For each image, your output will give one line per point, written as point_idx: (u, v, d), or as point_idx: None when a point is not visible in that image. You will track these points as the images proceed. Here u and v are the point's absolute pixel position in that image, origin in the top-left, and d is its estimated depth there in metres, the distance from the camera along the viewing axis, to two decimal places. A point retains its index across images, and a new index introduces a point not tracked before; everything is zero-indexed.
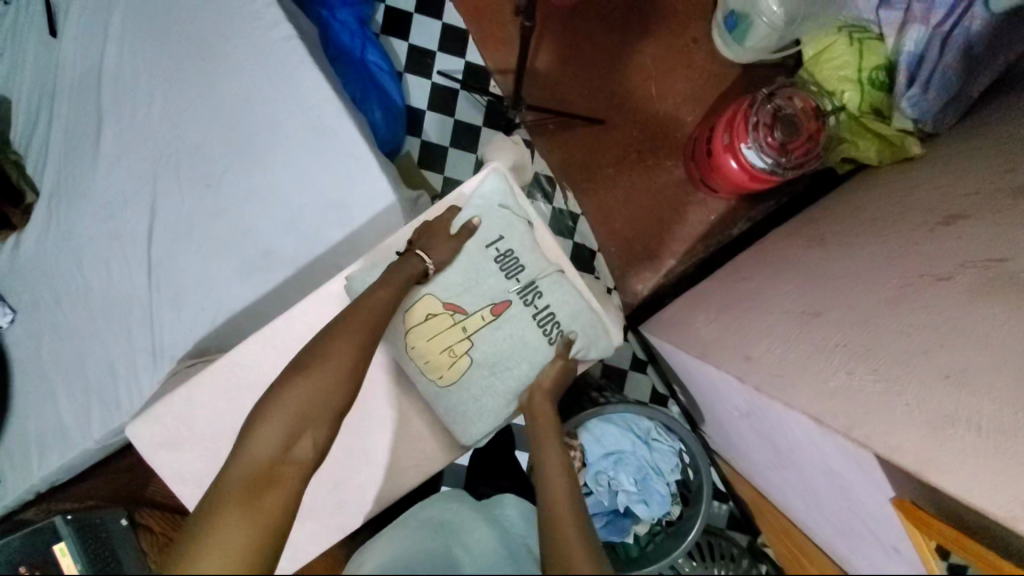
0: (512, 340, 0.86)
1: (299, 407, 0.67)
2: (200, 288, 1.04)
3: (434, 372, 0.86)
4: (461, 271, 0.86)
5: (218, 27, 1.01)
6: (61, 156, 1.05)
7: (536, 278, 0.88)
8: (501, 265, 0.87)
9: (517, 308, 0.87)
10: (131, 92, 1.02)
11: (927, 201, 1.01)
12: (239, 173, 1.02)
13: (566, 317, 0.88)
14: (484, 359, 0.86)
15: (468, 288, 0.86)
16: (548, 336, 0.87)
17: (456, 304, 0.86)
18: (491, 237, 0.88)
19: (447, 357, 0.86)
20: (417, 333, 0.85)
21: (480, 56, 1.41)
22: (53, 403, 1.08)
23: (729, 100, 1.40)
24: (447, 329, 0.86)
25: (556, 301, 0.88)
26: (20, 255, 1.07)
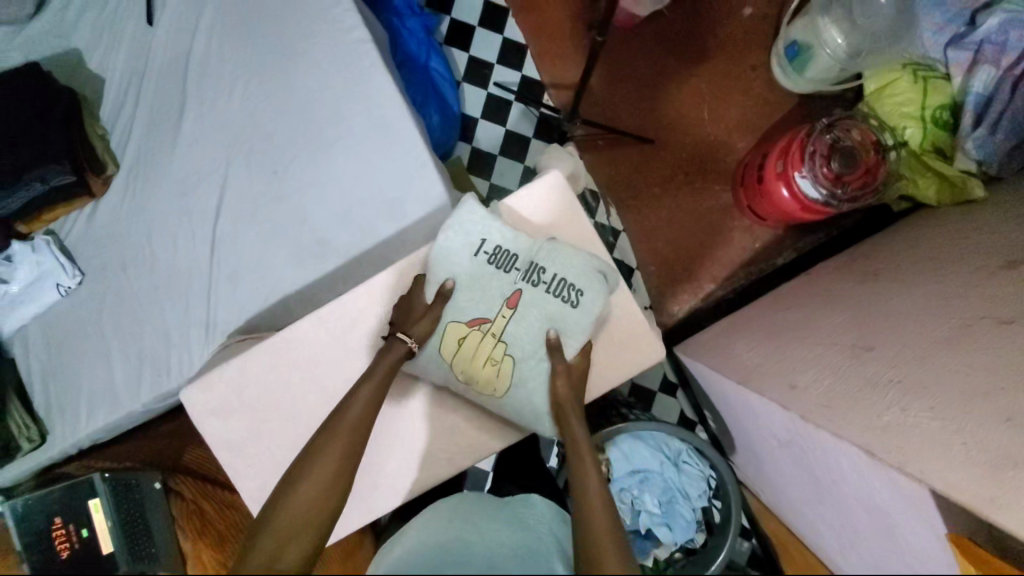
0: (540, 322, 0.83)
1: (289, 522, 0.65)
2: (257, 268, 1.09)
3: (488, 388, 0.85)
4: (462, 284, 0.85)
5: (298, 26, 1.07)
6: (143, 134, 1.12)
7: (533, 257, 0.85)
8: (496, 263, 0.85)
9: (529, 292, 0.84)
10: (214, 81, 1.09)
11: (986, 244, 0.99)
12: (304, 163, 1.07)
13: (574, 276, 0.84)
14: (526, 364, 0.84)
15: (473, 300, 0.84)
16: (570, 300, 0.83)
17: (479, 316, 0.84)
18: (475, 242, 0.86)
19: (491, 368, 0.84)
20: (459, 354, 0.84)
21: (537, 70, 1.45)
22: (108, 364, 1.14)
23: (782, 129, 1.40)
24: (483, 343, 0.84)
25: (562, 262, 0.84)
26: (95, 223, 1.14)
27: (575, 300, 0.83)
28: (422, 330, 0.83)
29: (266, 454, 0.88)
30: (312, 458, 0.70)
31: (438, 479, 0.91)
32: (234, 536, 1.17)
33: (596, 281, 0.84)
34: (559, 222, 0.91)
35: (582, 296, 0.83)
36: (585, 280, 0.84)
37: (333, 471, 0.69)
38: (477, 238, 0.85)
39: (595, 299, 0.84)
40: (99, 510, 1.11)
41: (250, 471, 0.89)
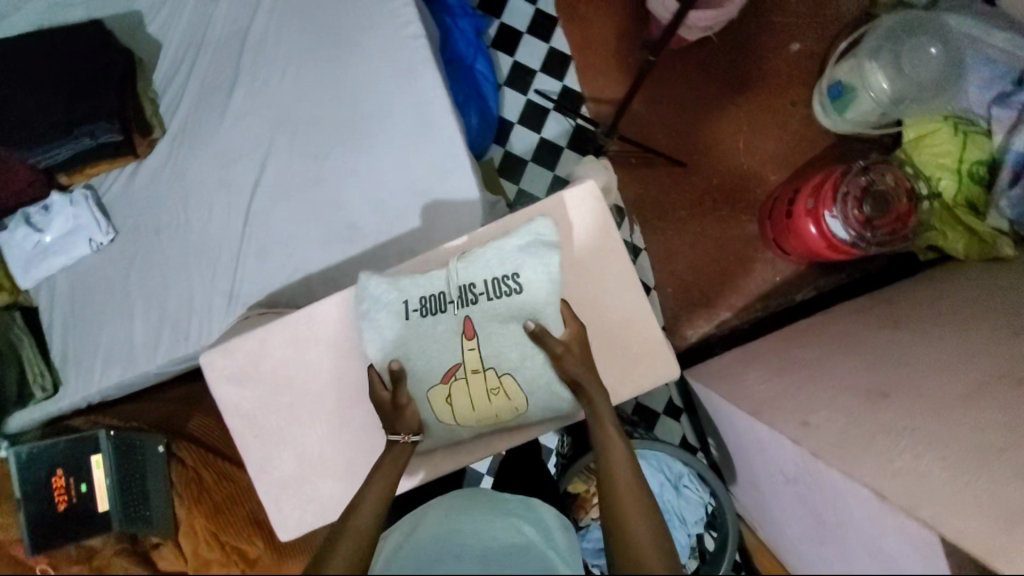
0: (509, 330, 0.82)
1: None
2: (285, 246, 1.10)
3: (508, 409, 0.83)
4: (406, 347, 0.84)
5: (357, 15, 1.09)
6: (192, 102, 1.14)
7: (458, 282, 0.84)
8: (432, 312, 0.84)
9: (476, 311, 0.83)
10: (269, 59, 1.11)
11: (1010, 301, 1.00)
12: (345, 148, 1.09)
13: (500, 269, 0.83)
14: (523, 373, 0.82)
15: (426, 353, 0.83)
16: (512, 288, 0.82)
17: (451, 367, 0.82)
18: (400, 307, 0.84)
19: (497, 395, 0.82)
20: (457, 412, 0.83)
21: (579, 82, 1.47)
22: (128, 323, 1.15)
23: (816, 167, 1.40)
24: (472, 386, 0.82)
25: (485, 265, 0.84)
26: (133, 184, 1.16)
27: (519, 284, 0.82)
28: (408, 420, 0.82)
29: (276, 427, 0.89)
30: (358, 504, 0.71)
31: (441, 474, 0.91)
32: (230, 508, 1.20)
33: (525, 256, 0.82)
34: (587, 232, 0.88)
35: (518, 276, 0.82)
36: (511, 263, 0.83)
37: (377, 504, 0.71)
38: (403, 304, 0.84)
39: (543, 266, 0.82)
40: (100, 468, 1.16)
41: (258, 443, 0.90)
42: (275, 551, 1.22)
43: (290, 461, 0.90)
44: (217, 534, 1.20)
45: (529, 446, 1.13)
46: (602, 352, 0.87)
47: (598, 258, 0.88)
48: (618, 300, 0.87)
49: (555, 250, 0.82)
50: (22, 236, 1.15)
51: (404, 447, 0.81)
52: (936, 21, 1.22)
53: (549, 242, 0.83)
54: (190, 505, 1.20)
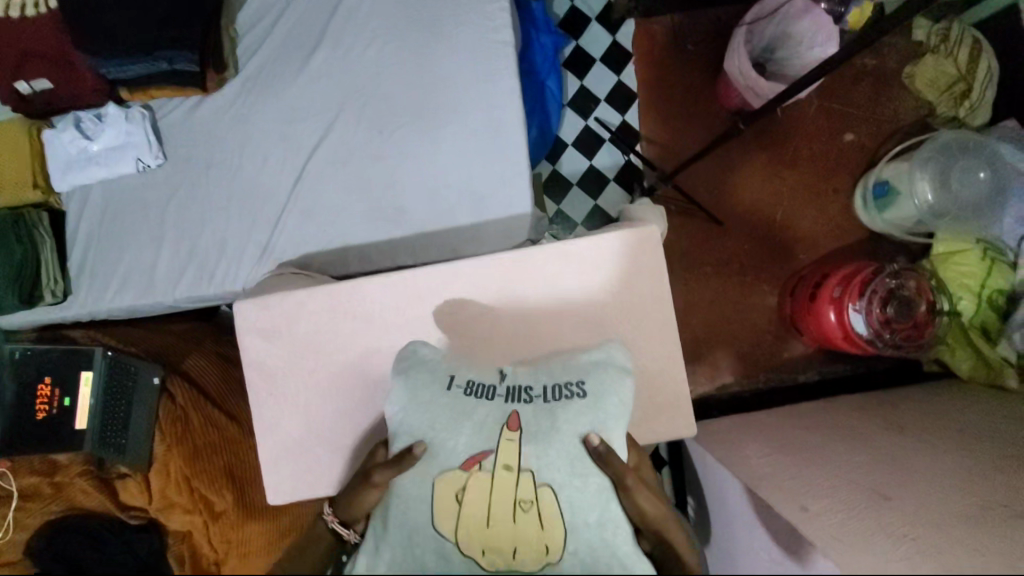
0: (560, 433, 0.76)
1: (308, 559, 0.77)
2: (330, 213, 1.11)
3: (528, 544, 0.71)
4: (444, 421, 0.78)
5: (455, 10, 1.11)
6: (273, 52, 1.15)
7: (513, 376, 0.83)
8: (477, 395, 0.80)
9: (527, 410, 0.79)
10: (359, 29, 1.13)
11: (1000, 436, 1.07)
12: (412, 133, 1.10)
13: (561, 376, 0.82)
14: (563, 487, 0.74)
15: (470, 438, 0.76)
16: (574, 394, 0.79)
17: (478, 453, 0.75)
18: (446, 380, 0.82)
19: (524, 517, 0.72)
20: (462, 516, 0.72)
21: (639, 120, 1.47)
22: (155, 252, 1.15)
23: (844, 256, 1.44)
24: (497, 486, 0.73)
25: (549, 370, 0.83)
26: (195, 116, 1.15)
27: (581, 392, 0.79)
28: (354, 507, 0.78)
29: (293, 391, 0.92)
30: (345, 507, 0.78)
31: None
32: (210, 455, 1.20)
33: (593, 369, 0.81)
34: (640, 274, 0.91)
35: (584, 383, 0.80)
36: (576, 371, 0.82)
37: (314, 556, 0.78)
38: (449, 376, 0.82)
39: (609, 382, 0.80)
40: (88, 384, 1.17)
41: (272, 401, 0.92)
42: (242, 509, 1.21)
43: (297, 427, 0.92)
44: (190, 478, 1.19)
45: None
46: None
47: (641, 300, 0.91)
48: (646, 347, 0.90)
49: (626, 373, 0.81)
50: (68, 139, 1.13)
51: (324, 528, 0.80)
52: (987, 146, 1.27)
53: (620, 367, 0.82)
54: (170, 443, 1.19)
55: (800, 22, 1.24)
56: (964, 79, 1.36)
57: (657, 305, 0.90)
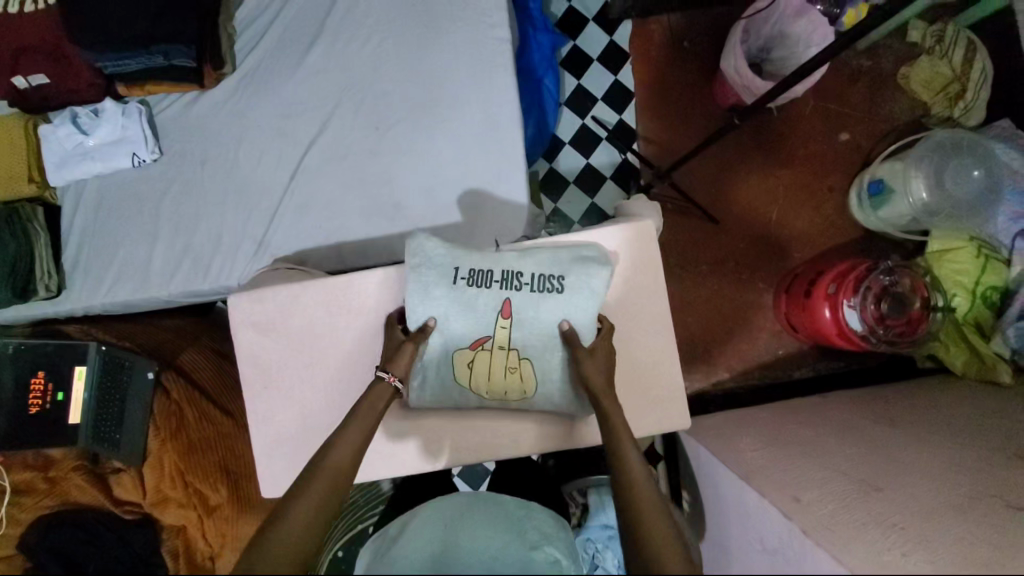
0: (542, 319, 0.86)
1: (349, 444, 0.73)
2: (326, 208, 1.11)
3: (517, 392, 0.88)
4: (447, 309, 0.86)
5: (451, 6, 1.11)
6: (270, 48, 1.15)
7: (509, 265, 0.88)
8: (477, 284, 0.87)
9: (519, 297, 0.86)
10: (356, 25, 1.13)
11: (987, 430, 1.08)
12: (409, 128, 1.11)
13: (549, 267, 0.87)
14: (539, 357, 0.87)
15: (467, 322, 0.86)
16: (556, 288, 0.86)
17: (480, 337, 0.87)
18: (450, 272, 0.87)
19: (513, 376, 0.87)
20: (473, 378, 0.87)
21: (635, 118, 1.47)
22: (151, 246, 1.15)
23: (840, 254, 1.44)
24: (495, 356, 0.87)
25: (538, 261, 0.88)
26: (191, 111, 1.15)
27: (562, 285, 0.86)
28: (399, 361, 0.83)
29: (288, 385, 0.92)
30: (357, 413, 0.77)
31: (427, 466, 0.92)
32: (205, 451, 1.21)
33: (576, 266, 0.87)
34: (635, 269, 0.91)
35: (565, 280, 0.86)
36: (561, 265, 0.87)
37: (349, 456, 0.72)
38: (451, 269, 0.87)
39: (588, 281, 0.86)
40: (82, 379, 1.16)
41: (265, 395, 0.92)
42: (237, 503, 1.21)
43: (291, 421, 0.92)
44: (183, 473, 1.19)
45: (518, 459, 1.29)
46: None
47: (637, 295, 0.91)
48: (639, 341, 0.91)
49: (605, 271, 0.86)
50: (64, 134, 1.12)
51: (386, 387, 0.81)
52: (980, 144, 1.28)
53: (599, 261, 0.87)
54: (166, 442, 1.19)
55: (795, 23, 1.24)
56: (959, 79, 1.36)
57: (650, 298, 0.91)
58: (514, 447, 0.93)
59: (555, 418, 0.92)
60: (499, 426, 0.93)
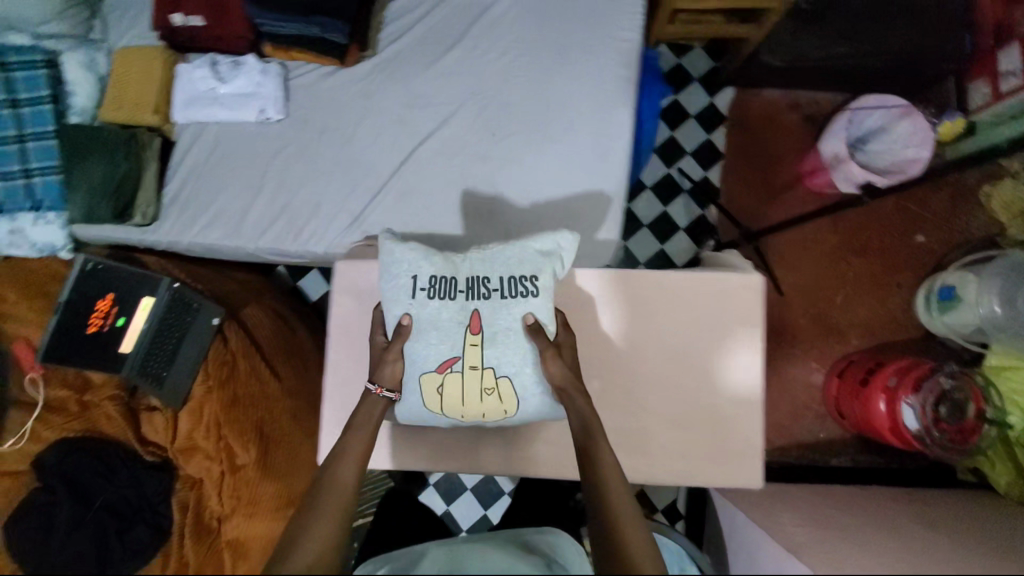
0: (511, 326, 0.88)
1: (353, 454, 0.79)
2: (426, 198, 1.15)
3: (496, 412, 0.89)
4: (409, 332, 0.88)
5: (589, 38, 1.16)
6: (411, 43, 1.20)
7: (471, 273, 0.89)
8: (441, 295, 0.88)
9: (486, 308, 0.88)
10: (495, 39, 1.18)
11: None
12: (522, 141, 1.14)
13: (516, 270, 0.88)
14: (515, 373, 0.88)
15: (434, 341, 0.88)
16: (528, 289, 0.87)
17: (448, 359, 0.88)
18: (410, 284, 0.89)
19: (490, 396, 0.88)
20: (447, 402, 0.89)
21: (720, 177, 1.49)
22: (252, 197, 1.18)
23: (896, 350, 1.45)
24: (468, 379, 0.88)
25: (505, 265, 0.89)
26: (322, 84, 1.20)
27: (534, 287, 0.88)
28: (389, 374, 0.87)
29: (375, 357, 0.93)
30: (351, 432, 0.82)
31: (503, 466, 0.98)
32: (246, 406, 1.20)
33: (543, 262, 0.89)
34: (734, 317, 0.91)
35: (536, 282, 0.88)
36: (530, 266, 0.88)
37: (332, 527, 0.71)
38: (411, 280, 0.89)
39: (553, 273, 0.89)
40: (148, 309, 1.18)
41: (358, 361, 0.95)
42: (261, 469, 1.19)
43: None
44: (221, 426, 1.17)
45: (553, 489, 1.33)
46: (671, 431, 0.90)
47: (736, 346, 0.91)
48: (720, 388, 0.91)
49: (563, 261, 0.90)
50: (199, 77, 1.17)
51: (379, 400, 0.85)
52: None
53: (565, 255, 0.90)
54: (211, 383, 1.18)
55: (900, 123, 1.31)
56: None
57: (742, 350, 0.90)
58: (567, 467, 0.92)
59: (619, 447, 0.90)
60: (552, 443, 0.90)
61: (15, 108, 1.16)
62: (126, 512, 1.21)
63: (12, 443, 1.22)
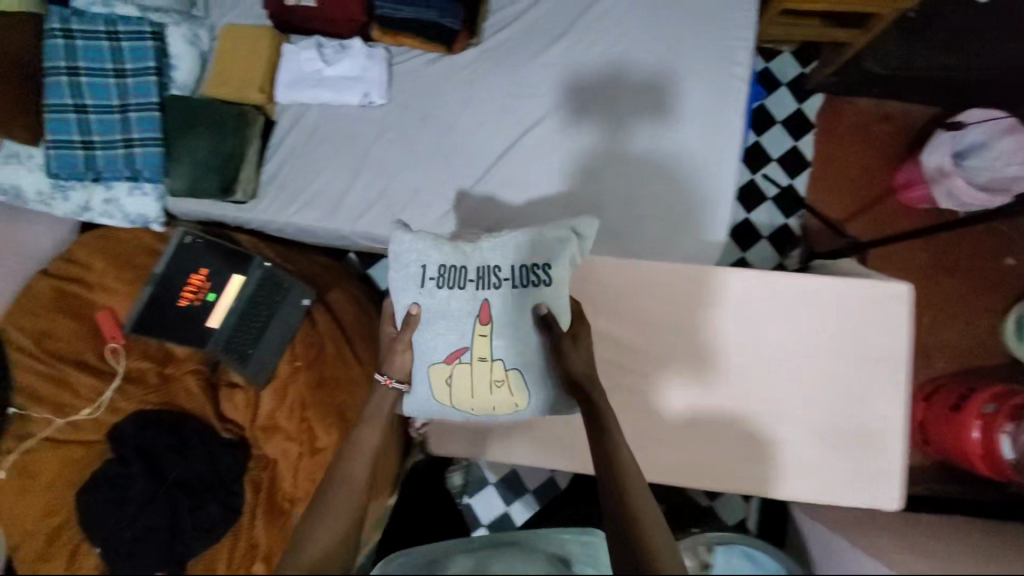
0: (520, 317, 0.89)
1: (364, 445, 0.90)
2: (528, 190, 1.13)
3: (506, 402, 0.92)
4: (415, 323, 0.91)
5: (700, 37, 1.15)
6: (518, 33, 1.19)
7: (481, 262, 0.91)
8: (452, 283, 0.90)
9: (495, 298, 0.89)
10: (603, 33, 1.17)
11: None
12: (629, 137, 1.13)
13: (530, 259, 0.89)
14: (526, 364, 0.89)
15: (443, 331, 0.90)
16: (541, 278, 0.88)
17: (457, 350, 0.90)
18: (421, 274, 0.92)
19: (500, 387, 0.91)
20: (457, 392, 0.92)
21: (807, 187, 1.46)
22: (351, 178, 1.17)
23: (982, 375, 1.41)
24: (476, 371, 0.90)
25: (519, 253, 0.90)
26: (426, 70, 1.19)
27: (548, 275, 0.88)
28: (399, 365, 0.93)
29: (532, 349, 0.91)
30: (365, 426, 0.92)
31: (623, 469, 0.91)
32: (332, 390, 1.20)
33: (558, 248, 0.89)
34: (879, 327, 0.87)
35: (549, 272, 0.88)
36: (545, 254, 0.88)
37: (347, 508, 0.83)
38: (421, 270, 0.92)
39: (568, 260, 0.89)
40: (238, 287, 1.18)
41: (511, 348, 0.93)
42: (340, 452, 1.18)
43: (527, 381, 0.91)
44: (305, 406, 1.17)
45: None
46: (812, 439, 0.87)
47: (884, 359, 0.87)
48: (866, 404, 0.87)
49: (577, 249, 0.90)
50: (307, 59, 1.18)
51: (390, 391, 0.94)
52: None
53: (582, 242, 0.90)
54: (296, 359, 1.19)
55: (1003, 139, 1.27)
56: None
57: (885, 361, 0.87)
58: (699, 471, 0.89)
59: (750, 452, 0.87)
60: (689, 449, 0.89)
61: (121, 79, 1.17)
62: (196, 487, 1.15)
63: (88, 413, 1.19)
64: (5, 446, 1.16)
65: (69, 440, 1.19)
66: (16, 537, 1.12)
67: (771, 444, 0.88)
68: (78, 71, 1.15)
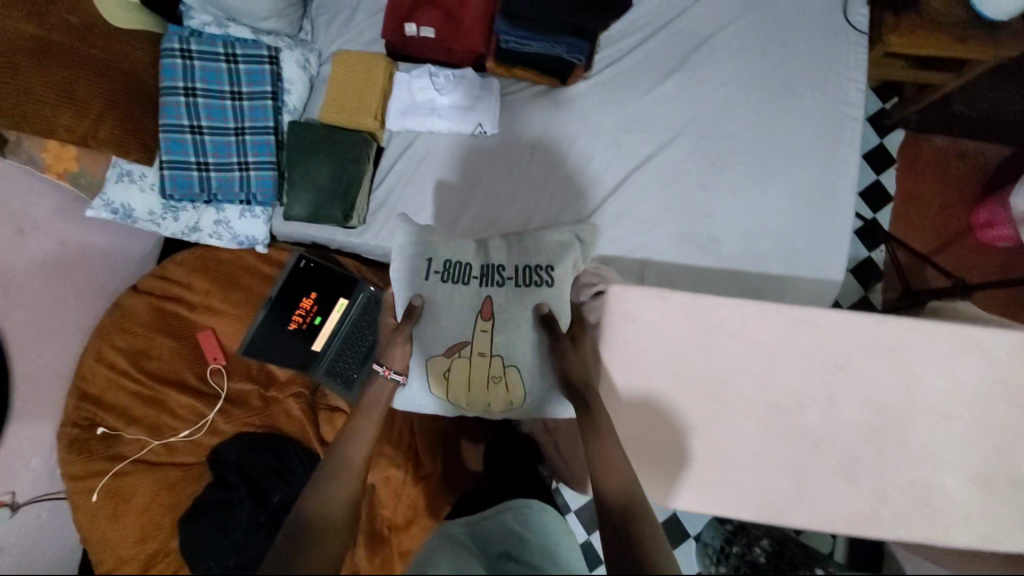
0: (521, 315, 0.96)
1: (361, 435, 0.80)
2: (641, 223, 1.15)
3: (503, 399, 0.97)
4: (420, 312, 0.96)
5: (811, 80, 1.17)
6: (627, 68, 1.20)
7: (485, 262, 1.01)
8: (459, 276, 0.99)
9: (496, 294, 0.97)
10: (712, 70, 1.19)
11: None
12: (742, 175, 1.15)
13: (534, 262, 0.99)
14: (521, 361, 0.96)
15: (445, 322, 0.96)
16: (545, 277, 0.98)
17: (458, 342, 0.96)
18: (428, 267, 0.99)
19: (498, 382, 0.96)
20: (456, 385, 0.96)
21: (890, 222, 1.50)
22: (459, 211, 1.18)
23: None
24: (475, 364, 0.95)
25: (524, 254, 1.01)
26: (538, 102, 1.21)
27: (551, 273, 0.98)
28: (393, 354, 0.93)
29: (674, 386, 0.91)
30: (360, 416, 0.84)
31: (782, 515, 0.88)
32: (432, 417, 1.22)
33: (563, 252, 1.00)
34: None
35: (551, 272, 0.98)
36: (548, 257, 0.99)
37: (343, 498, 0.70)
38: (429, 262, 1.00)
39: (568, 263, 1.00)
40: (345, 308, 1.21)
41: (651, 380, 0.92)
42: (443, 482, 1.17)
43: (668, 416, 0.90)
44: (413, 432, 1.22)
45: None
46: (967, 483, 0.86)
47: None
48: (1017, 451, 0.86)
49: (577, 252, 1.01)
50: (418, 87, 1.19)
51: (388, 379, 0.90)
52: None
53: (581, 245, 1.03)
54: None
55: None
56: None
57: None
58: (856, 514, 0.87)
59: (907, 496, 0.87)
60: (851, 498, 0.87)
61: (237, 100, 1.17)
62: None
63: (187, 434, 1.19)
64: (97, 466, 1.13)
65: (161, 463, 1.17)
66: (110, 563, 1.10)
67: (927, 491, 0.87)
68: (194, 91, 1.14)
